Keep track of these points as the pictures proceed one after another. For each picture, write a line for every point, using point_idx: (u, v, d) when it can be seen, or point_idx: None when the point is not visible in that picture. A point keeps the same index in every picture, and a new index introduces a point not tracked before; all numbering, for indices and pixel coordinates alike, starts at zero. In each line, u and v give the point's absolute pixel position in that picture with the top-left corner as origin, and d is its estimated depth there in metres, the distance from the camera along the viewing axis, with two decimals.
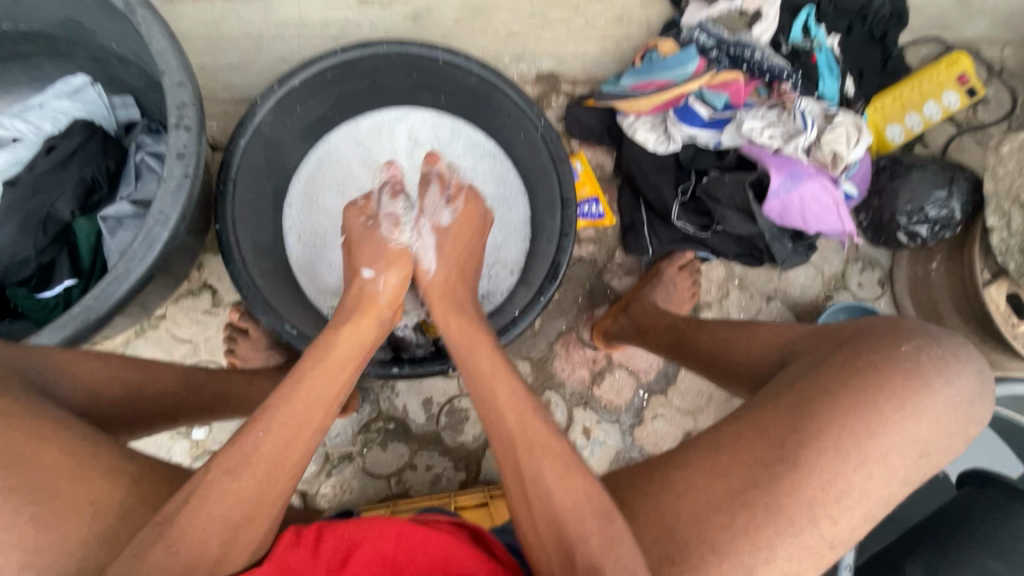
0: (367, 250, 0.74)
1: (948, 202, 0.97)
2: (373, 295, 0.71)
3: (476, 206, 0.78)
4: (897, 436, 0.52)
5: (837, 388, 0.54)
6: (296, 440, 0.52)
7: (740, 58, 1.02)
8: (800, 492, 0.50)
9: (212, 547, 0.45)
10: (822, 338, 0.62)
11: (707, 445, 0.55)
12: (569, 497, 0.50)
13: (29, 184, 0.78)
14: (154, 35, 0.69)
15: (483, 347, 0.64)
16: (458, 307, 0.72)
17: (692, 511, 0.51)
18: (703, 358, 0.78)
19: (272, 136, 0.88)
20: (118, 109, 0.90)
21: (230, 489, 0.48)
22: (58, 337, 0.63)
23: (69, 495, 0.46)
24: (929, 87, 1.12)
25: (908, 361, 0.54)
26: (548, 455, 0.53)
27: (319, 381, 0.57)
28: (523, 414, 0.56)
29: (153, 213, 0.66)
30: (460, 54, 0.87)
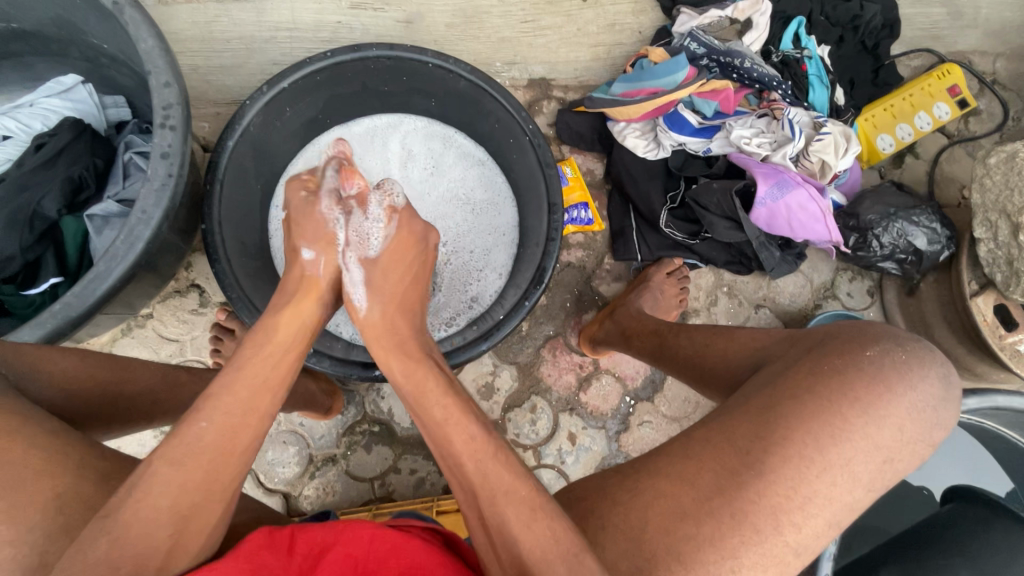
0: (308, 227, 0.68)
1: (881, 222, 1.00)
2: (313, 281, 0.66)
3: (414, 228, 0.71)
4: (860, 442, 0.52)
5: (801, 394, 0.53)
6: (235, 433, 0.51)
7: (730, 66, 1.01)
8: (764, 499, 0.50)
9: (163, 536, 0.45)
10: (792, 342, 0.62)
11: (678, 451, 0.55)
12: (536, 542, 0.47)
13: (16, 181, 0.78)
14: (142, 35, 0.70)
15: (433, 386, 0.58)
16: (401, 344, 0.64)
17: (657, 516, 0.51)
18: (682, 364, 0.78)
19: (261, 137, 0.88)
20: (109, 109, 0.90)
21: (176, 479, 0.47)
22: (38, 334, 0.64)
23: (32, 489, 0.46)
24: (921, 98, 1.13)
25: (873, 366, 0.54)
26: (512, 500, 0.49)
27: (259, 370, 0.56)
28: (482, 459, 0.52)
29: (136, 212, 0.67)
30: (450, 58, 0.87)
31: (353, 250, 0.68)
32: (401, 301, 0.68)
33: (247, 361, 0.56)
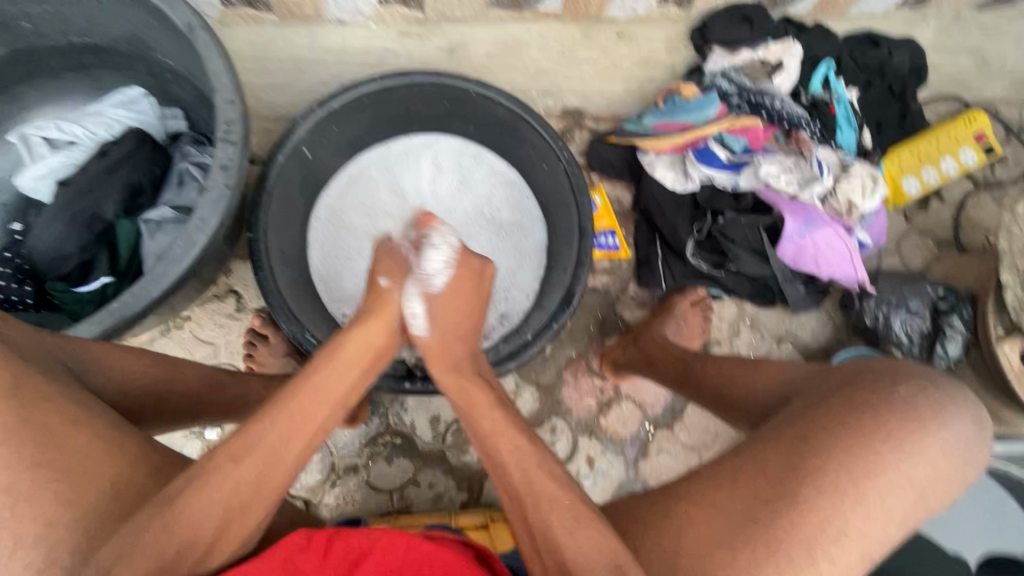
0: (385, 261, 0.72)
1: (876, 305, 1.05)
2: (387, 303, 0.69)
3: (472, 267, 0.73)
4: (894, 478, 0.52)
5: (835, 427, 0.55)
6: (301, 435, 0.54)
7: (761, 105, 1.06)
8: (798, 529, 0.50)
9: (208, 531, 0.47)
10: (824, 376, 0.63)
11: (708, 477, 0.56)
12: (579, 547, 0.50)
13: (81, 185, 0.83)
14: (210, 55, 0.74)
15: (482, 402, 0.63)
16: (455, 365, 0.68)
17: (688, 540, 0.52)
18: (709, 393, 0.79)
19: (308, 153, 0.92)
20: (167, 120, 0.95)
21: (232, 475, 0.49)
22: (95, 329, 0.68)
23: (89, 477, 0.48)
24: (949, 142, 1.14)
25: (904, 404, 0.55)
26: (556, 504, 0.52)
27: (324, 387, 0.58)
28: (529, 468, 0.55)
29: (195, 219, 0.71)
30: (491, 87, 0.92)
31: (419, 284, 0.70)
32: (455, 333, 0.71)
33: (318, 369, 0.59)
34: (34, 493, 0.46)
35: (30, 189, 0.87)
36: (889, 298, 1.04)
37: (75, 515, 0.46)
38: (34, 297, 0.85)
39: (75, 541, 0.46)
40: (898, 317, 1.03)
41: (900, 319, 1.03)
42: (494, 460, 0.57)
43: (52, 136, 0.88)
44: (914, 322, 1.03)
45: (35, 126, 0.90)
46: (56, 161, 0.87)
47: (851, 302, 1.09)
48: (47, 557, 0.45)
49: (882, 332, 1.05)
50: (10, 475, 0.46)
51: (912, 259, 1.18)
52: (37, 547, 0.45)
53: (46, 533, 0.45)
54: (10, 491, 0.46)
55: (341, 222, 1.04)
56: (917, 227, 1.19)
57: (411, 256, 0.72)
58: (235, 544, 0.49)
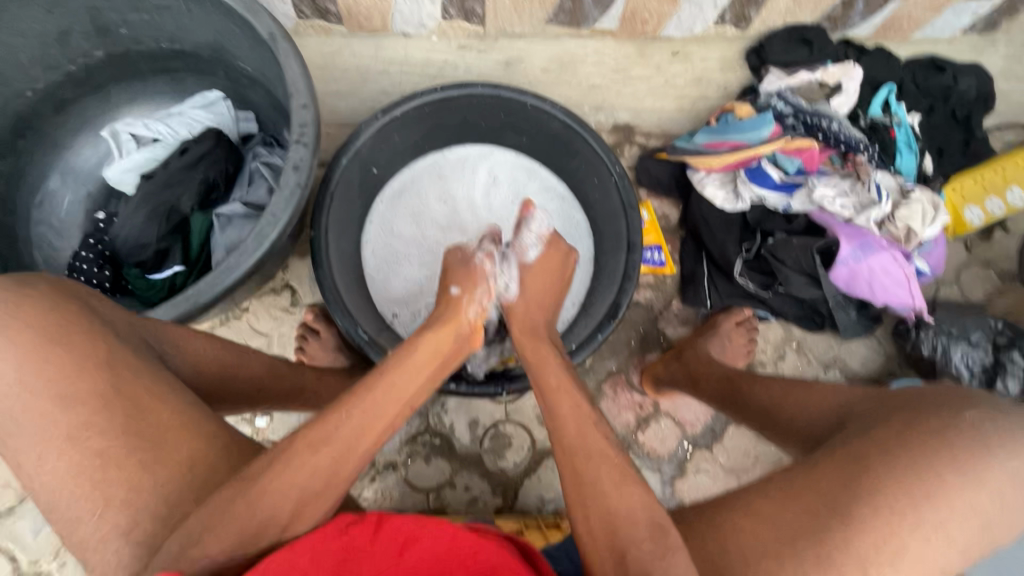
0: (459, 271, 0.78)
1: (936, 335, 1.02)
2: (458, 306, 0.74)
3: (560, 249, 0.82)
4: (958, 503, 0.51)
5: (897, 449, 0.53)
6: (378, 420, 0.56)
7: (817, 127, 1.03)
8: (852, 548, 0.49)
9: (284, 512, 0.49)
10: (881, 400, 0.62)
11: (759, 492, 0.56)
12: (625, 500, 0.52)
13: (163, 179, 0.90)
14: (289, 63, 0.79)
15: (551, 359, 0.69)
16: (534, 332, 0.75)
17: (736, 550, 0.51)
18: (758, 413, 0.78)
19: (369, 157, 0.96)
20: (241, 122, 1.01)
21: (309, 462, 0.51)
22: (171, 313, 0.72)
23: (167, 450, 0.52)
24: (1016, 171, 1.09)
25: (970, 429, 0.54)
26: (604, 461, 0.55)
27: (398, 386, 0.60)
28: (584, 424, 0.58)
29: (267, 214, 0.75)
30: (548, 100, 0.94)
31: (515, 252, 0.81)
32: (538, 302, 0.79)
33: (396, 363, 0.62)
34: (122, 460, 0.50)
35: (117, 180, 0.94)
36: (948, 329, 1.02)
37: (155, 483, 0.50)
38: (110, 283, 0.90)
39: (154, 509, 0.49)
40: (959, 349, 1.00)
41: (961, 352, 1.00)
42: (554, 417, 0.60)
43: (139, 133, 0.96)
44: (975, 355, 0.99)
45: (125, 123, 0.97)
46: (140, 156, 0.93)
47: (906, 332, 1.06)
48: (130, 521, 0.49)
49: (940, 364, 1.01)
50: (103, 441, 0.51)
51: (972, 291, 1.13)
52: (122, 511, 0.49)
53: (130, 499, 0.49)
54: (104, 456, 0.50)
55: (395, 226, 1.08)
56: (979, 258, 1.15)
57: (486, 266, 0.79)
58: (310, 525, 0.51)
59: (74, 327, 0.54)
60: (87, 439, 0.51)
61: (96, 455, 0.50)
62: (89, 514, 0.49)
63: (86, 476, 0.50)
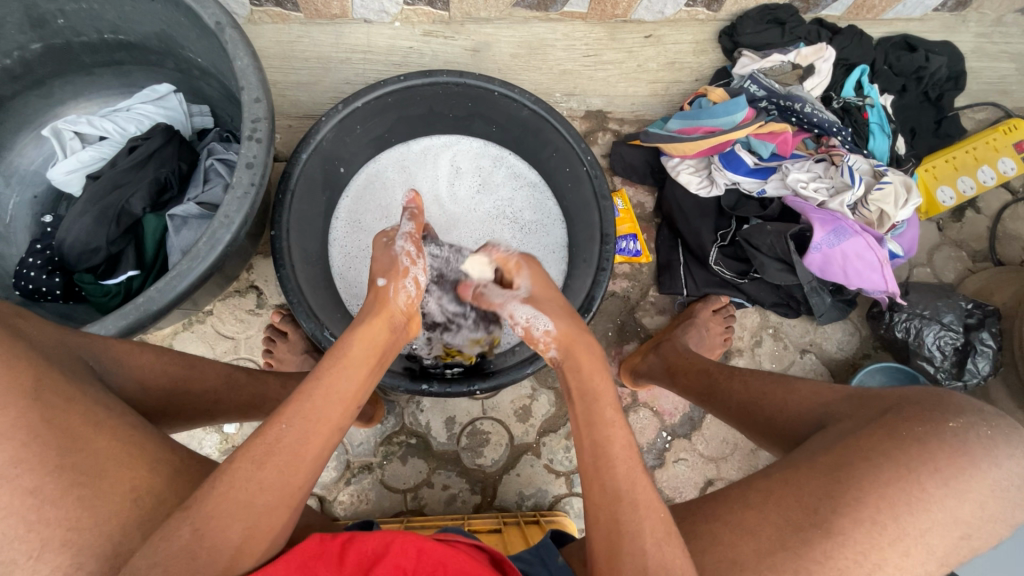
0: (381, 262, 0.76)
1: (910, 320, 1.02)
2: (386, 299, 0.72)
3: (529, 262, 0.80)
4: (939, 514, 0.53)
5: (877, 457, 0.55)
6: (322, 425, 0.55)
7: (791, 110, 1.02)
8: (831, 560, 0.51)
9: (234, 536, 0.47)
10: (860, 402, 0.63)
11: (739, 501, 0.58)
12: (667, 561, 0.50)
13: (110, 180, 0.84)
14: (238, 54, 0.74)
15: (595, 385, 0.63)
16: (575, 352, 0.69)
17: (716, 559, 0.54)
18: (733, 407, 0.79)
19: (331, 152, 0.92)
20: (195, 116, 0.97)
21: (254, 477, 0.50)
22: (120, 324, 0.68)
23: (116, 477, 0.50)
24: (985, 151, 1.12)
25: (955, 439, 0.55)
26: (649, 513, 0.53)
27: (337, 385, 0.59)
28: (633, 468, 0.56)
29: (219, 216, 0.71)
30: (515, 88, 0.91)
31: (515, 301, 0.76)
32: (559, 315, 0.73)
33: (330, 369, 0.60)
34: (60, 494, 0.47)
35: (63, 181, 0.89)
36: (921, 311, 1.02)
37: (103, 517, 0.48)
38: (62, 289, 0.87)
39: (101, 542, 0.47)
40: (931, 331, 1.00)
41: (933, 333, 1.00)
42: (605, 455, 0.57)
43: (84, 131, 0.91)
44: (947, 336, 0.99)
45: (68, 121, 0.91)
46: (86, 155, 0.88)
47: (880, 315, 1.07)
48: (77, 559, 0.46)
49: (913, 345, 1.02)
50: (35, 477, 0.47)
51: (943, 272, 1.14)
52: (63, 551, 0.46)
53: (71, 538, 0.46)
54: (37, 493, 0.46)
55: (360, 222, 1.04)
56: (950, 238, 1.15)
57: (409, 252, 0.78)
58: (256, 562, 0.48)
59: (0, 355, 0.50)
60: (15, 477, 0.46)
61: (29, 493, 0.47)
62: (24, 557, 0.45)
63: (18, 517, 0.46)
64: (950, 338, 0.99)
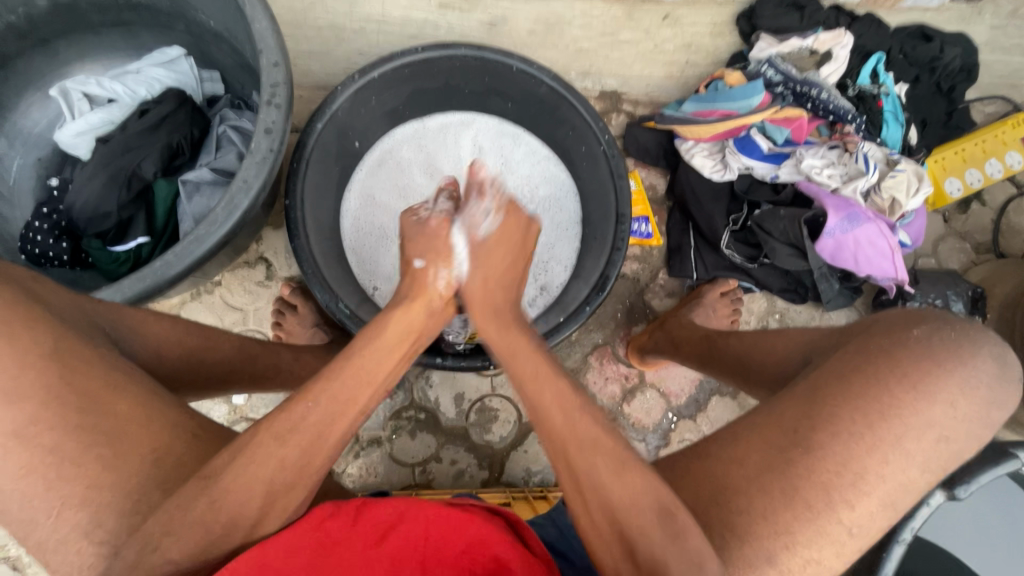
0: (419, 242, 0.75)
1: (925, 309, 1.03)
2: (425, 283, 0.70)
3: (518, 219, 0.76)
4: (913, 419, 0.54)
5: (850, 374, 0.57)
6: (369, 387, 0.56)
7: (806, 96, 1.01)
8: (815, 475, 0.53)
9: (252, 509, 0.48)
10: (841, 335, 0.66)
11: (727, 438, 0.59)
12: (626, 492, 0.49)
13: (121, 143, 0.83)
14: (257, 16, 0.72)
15: (536, 362, 0.60)
16: (496, 314, 0.68)
17: (708, 489, 0.55)
18: (732, 362, 0.81)
19: (345, 123, 0.91)
20: (206, 82, 0.95)
21: (276, 454, 0.49)
22: (133, 291, 0.68)
23: (136, 438, 0.50)
24: (994, 144, 1.13)
25: (919, 344, 0.57)
26: (600, 453, 0.51)
27: (365, 364, 0.57)
28: (582, 428, 0.53)
29: (237, 182, 0.70)
30: (535, 63, 0.90)
31: (470, 228, 0.75)
32: (497, 281, 0.72)
33: (361, 347, 0.59)
34: (82, 454, 0.48)
35: (70, 144, 0.87)
36: (932, 299, 1.04)
37: (124, 476, 0.48)
38: (69, 255, 0.85)
39: (120, 504, 0.47)
40: None
41: None
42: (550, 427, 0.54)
43: (92, 92, 0.88)
44: None
45: (76, 81, 0.89)
46: (95, 118, 0.86)
47: (889, 303, 1.07)
48: (93, 519, 0.47)
49: None
50: (56, 437, 0.48)
51: (947, 262, 1.16)
52: (81, 509, 0.47)
53: (94, 495, 0.47)
54: (57, 452, 0.48)
55: (375, 197, 1.03)
56: (956, 230, 1.17)
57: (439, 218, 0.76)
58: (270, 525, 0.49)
59: (14, 317, 0.50)
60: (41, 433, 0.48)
61: (52, 450, 0.48)
62: (44, 516, 0.47)
63: (44, 470, 0.47)
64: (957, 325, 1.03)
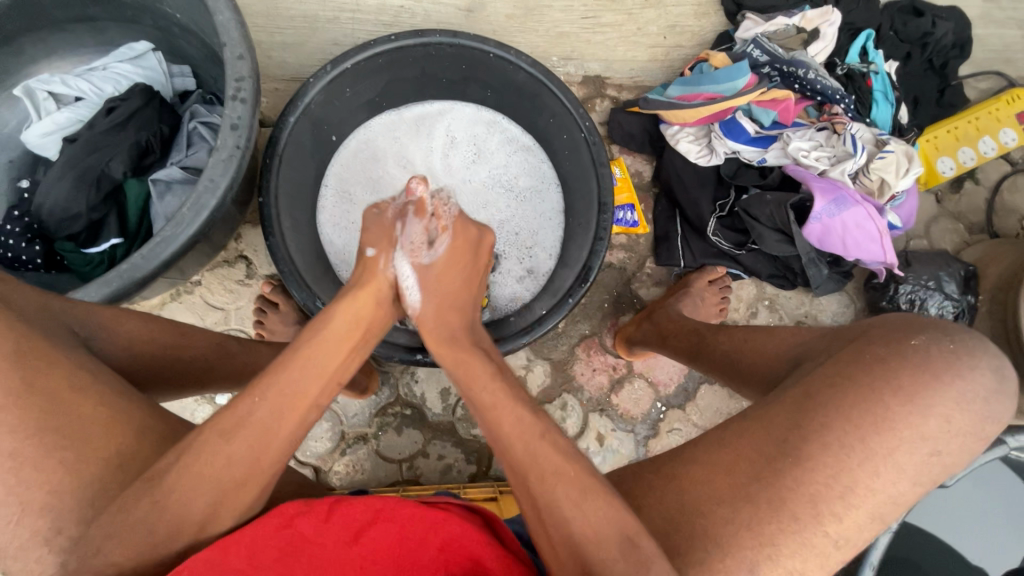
0: (374, 230, 0.71)
1: (918, 293, 1.02)
2: (375, 269, 0.68)
3: (468, 235, 0.73)
4: (904, 432, 0.52)
5: (840, 381, 0.55)
6: (314, 380, 0.55)
7: (793, 76, 0.99)
8: (802, 487, 0.51)
9: (196, 510, 0.47)
10: (835, 337, 0.63)
11: (713, 441, 0.57)
12: (590, 520, 0.49)
13: (87, 143, 0.81)
14: (219, 8, 0.70)
15: (478, 373, 0.60)
16: (452, 339, 0.66)
17: (691, 499, 0.54)
18: (720, 362, 0.79)
19: (319, 116, 0.89)
20: (176, 78, 0.93)
21: (223, 450, 0.48)
22: (103, 291, 0.67)
23: (100, 442, 0.49)
24: (988, 121, 1.11)
25: (917, 354, 0.54)
26: (563, 481, 0.50)
27: (313, 358, 0.56)
28: (531, 441, 0.53)
29: (203, 180, 0.68)
30: (512, 50, 0.87)
31: (413, 255, 0.70)
32: (449, 305, 0.70)
33: (307, 340, 0.58)
34: (41, 461, 0.46)
35: (38, 145, 0.85)
36: (925, 281, 1.02)
37: (86, 480, 0.47)
38: (43, 258, 0.84)
39: (82, 509, 0.46)
40: (934, 301, 1.01)
41: (936, 303, 1.01)
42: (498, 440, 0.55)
43: (58, 91, 0.86)
44: (948, 305, 1.01)
45: (40, 80, 0.87)
46: (62, 117, 0.84)
47: (882, 287, 1.05)
48: (57, 525, 0.45)
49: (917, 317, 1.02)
50: (18, 440, 0.46)
51: (940, 243, 1.14)
52: (44, 515, 0.45)
53: (56, 501, 0.46)
54: (19, 457, 0.46)
55: (352, 191, 1.01)
56: (949, 210, 1.15)
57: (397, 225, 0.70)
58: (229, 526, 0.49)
59: None
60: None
61: (10, 456, 0.46)
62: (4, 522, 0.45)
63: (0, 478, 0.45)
64: (951, 306, 1.01)
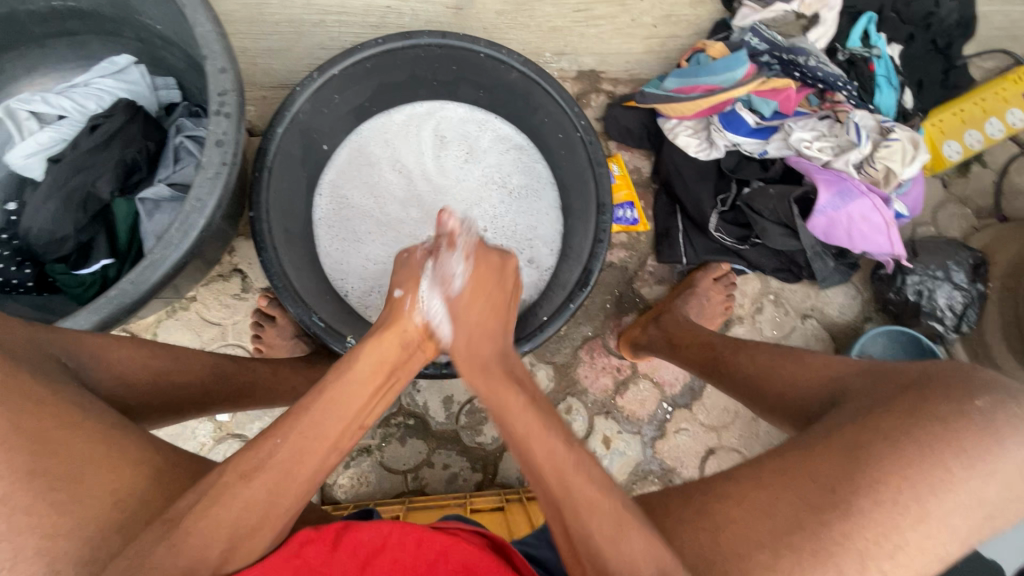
0: (402, 272, 0.72)
1: (924, 285, 1.00)
2: (400, 311, 0.67)
3: (491, 261, 0.72)
4: (960, 494, 0.52)
5: (894, 435, 0.54)
6: (337, 423, 0.53)
7: (793, 64, 0.95)
8: (849, 540, 0.50)
9: (218, 548, 0.44)
10: (878, 380, 0.61)
11: (749, 479, 0.56)
12: (619, 545, 0.47)
13: (72, 163, 0.79)
14: (199, 20, 0.68)
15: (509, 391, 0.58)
16: (481, 362, 0.65)
17: (727, 535, 0.52)
18: (743, 384, 0.77)
19: (308, 125, 0.86)
20: (160, 90, 0.90)
21: (242, 494, 0.46)
22: (93, 318, 0.65)
23: (93, 482, 0.47)
24: (994, 102, 1.07)
25: (980, 420, 0.53)
26: (588, 506, 0.49)
27: (337, 400, 0.55)
28: (556, 458, 0.51)
29: (190, 200, 0.66)
30: (503, 48, 0.85)
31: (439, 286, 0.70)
32: (481, 334, 0.68)
33: (331, 383, 0.56)
34: (32, 503, 0.45)
35: (22, 166, 0.83)
36: (932, 271, 1.00)
37: (80, 520, 0.45)
38: (34, 281, 0.83)
39: (75, 552, 0.44)
40: (942, 291, 0.99)
41: (944, 293, 0.99)
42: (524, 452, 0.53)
43: (40, 110, 0.84)
44: (956, 295, 0.99)
45: (21, 100, 0.85)
46: (44, 136, 0.82)
47: (889, 277, 1.03)
48: (50, 569, 0.43)
49: (924, 308, 1.00)
50: (8, 483, 0.45)
51: (948, 229, 1.11)
52: (37, 559, 0.43)
53: (46, 546, 0.44)
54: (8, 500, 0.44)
55: (345, 201, 0.99)
56: (956, 194, 1.12)
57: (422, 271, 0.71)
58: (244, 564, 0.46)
59: None
60: None
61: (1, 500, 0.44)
62: None
63: None
64: (959, 295, 0.99)
